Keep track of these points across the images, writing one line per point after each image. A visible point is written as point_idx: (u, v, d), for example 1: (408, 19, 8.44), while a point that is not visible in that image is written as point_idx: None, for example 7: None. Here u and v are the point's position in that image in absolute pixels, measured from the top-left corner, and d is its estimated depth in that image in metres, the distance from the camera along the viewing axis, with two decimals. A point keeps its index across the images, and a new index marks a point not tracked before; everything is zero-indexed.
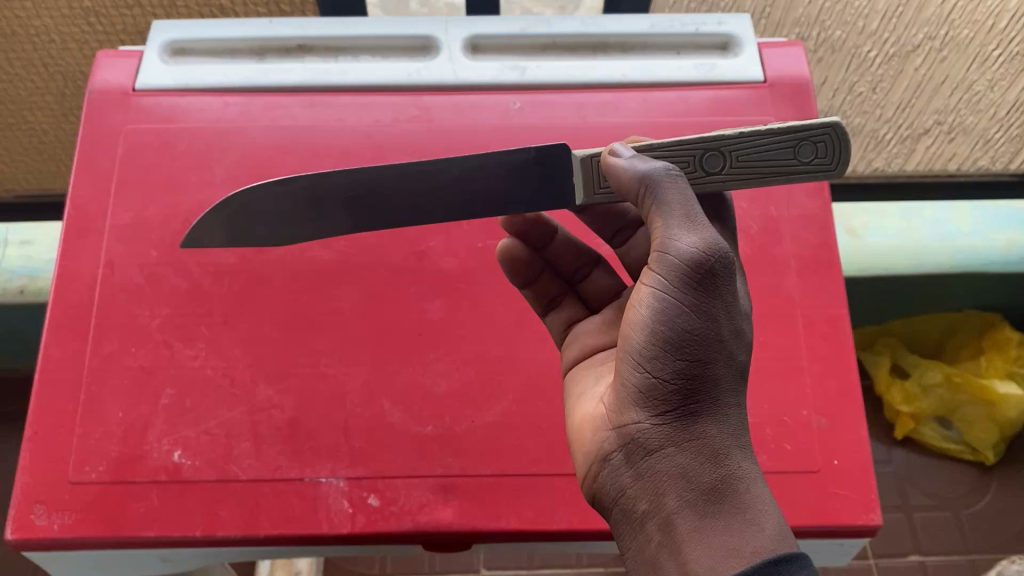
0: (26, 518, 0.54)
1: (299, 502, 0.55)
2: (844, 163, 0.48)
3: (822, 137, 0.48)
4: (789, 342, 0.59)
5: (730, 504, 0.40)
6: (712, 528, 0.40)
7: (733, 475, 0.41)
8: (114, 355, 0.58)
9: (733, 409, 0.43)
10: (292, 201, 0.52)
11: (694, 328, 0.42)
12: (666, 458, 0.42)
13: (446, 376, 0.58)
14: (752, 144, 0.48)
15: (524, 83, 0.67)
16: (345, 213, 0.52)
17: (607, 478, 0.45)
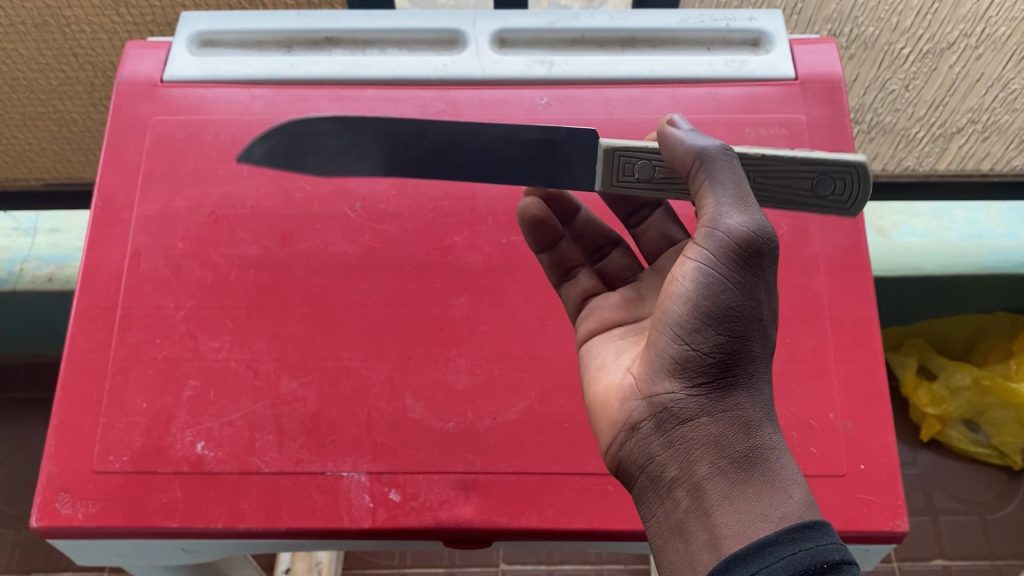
0: (50, 506, 0.54)
1: (321, 496, 0.55)
2: (859, 203, 0.50)
3: (843, 176, 0.49)
4: (816, 344, 0.58)
5: (762, 473, 0.40)
6: (743, 494, 0.39)
7: (764, 445, 0.41)
8: (140, 346, 0.58)
9: (764, 385, 0.43)
10: (349, 128, 0.50)
11: (736, 303, 0.42)
12: (698, 425, 0.41)
13: (469, 372, 0.58)
14: (777, 170, 0.49)
15: (552, 78, 0.66)
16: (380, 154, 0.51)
17: (631, 446, 0.44)
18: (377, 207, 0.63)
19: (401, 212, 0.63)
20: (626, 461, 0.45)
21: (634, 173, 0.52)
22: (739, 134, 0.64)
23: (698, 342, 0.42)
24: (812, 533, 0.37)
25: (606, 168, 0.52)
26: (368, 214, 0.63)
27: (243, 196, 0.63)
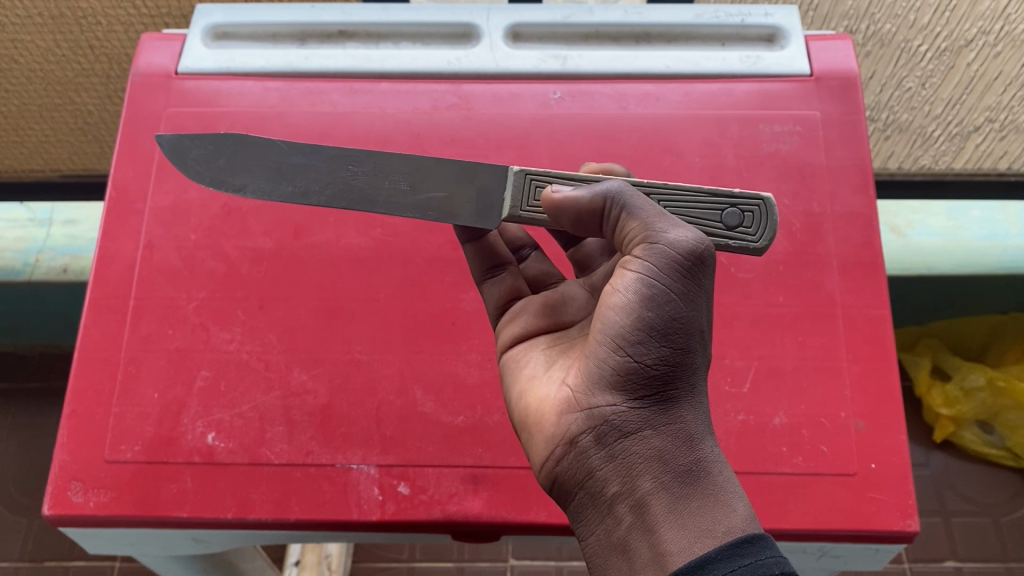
0: (62, 495, 0.55)
1: (330, 488, 0.55)
2: (767, 241, 0.47)
3: (753, 209, 0.47)
4: (828, 342, 0.58)
5: (704, 487, 0.39)
6: (687, 508, 0.39)
7: (704, 458, 0.40)
8: (152, 337, 0.59)
9: (703, 398, 0.43)
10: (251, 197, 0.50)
11: (680, 315, 0.41)
12: (641, 439, 0.41)
13: (478, 366, 0.58)
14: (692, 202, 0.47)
15: (565, 73, 0.66)
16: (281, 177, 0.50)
17: (567, 461, 0.43)
18: None
19: None
20: (563, 476, 0.43)
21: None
22: (753, 129, 0.64)
23: (639, 355, 0.41)
24: (752, 548, 0.36)
25: (514, 200, 0.49)
26: None
27: None
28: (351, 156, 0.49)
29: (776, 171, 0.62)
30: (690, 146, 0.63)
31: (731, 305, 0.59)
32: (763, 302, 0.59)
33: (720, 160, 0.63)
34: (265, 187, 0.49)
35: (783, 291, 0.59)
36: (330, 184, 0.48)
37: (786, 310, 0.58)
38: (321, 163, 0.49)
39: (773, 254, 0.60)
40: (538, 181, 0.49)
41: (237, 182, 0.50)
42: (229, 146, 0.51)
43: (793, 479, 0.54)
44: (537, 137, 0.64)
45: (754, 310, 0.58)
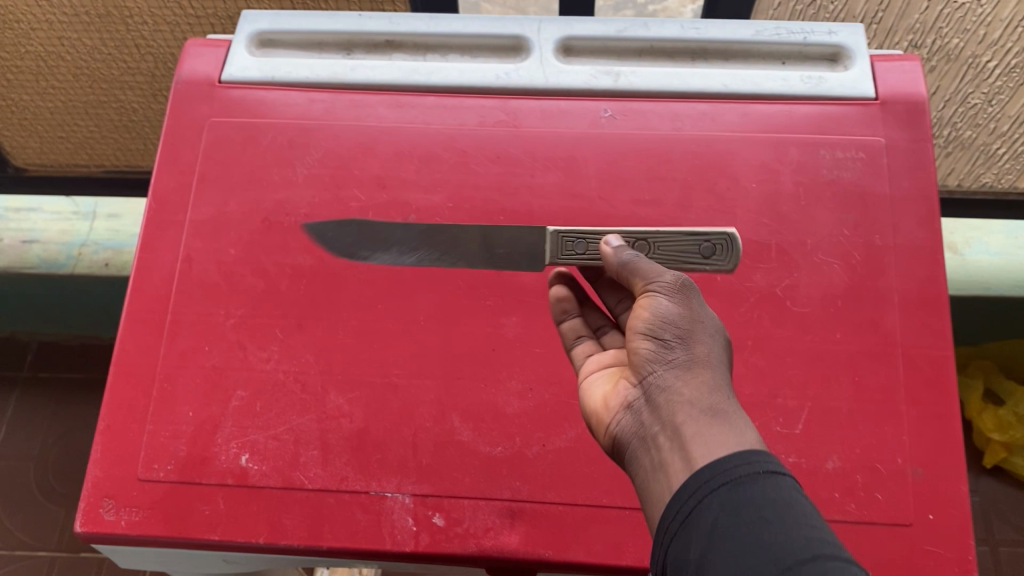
0: (94, 512, 0.54)
1: (363, 516, 0.54)
2: (735, 264, 0.54)
3: (722, 241, 0.54)
4: (887, 383, 0.55)
5: (720, 422, 0.42)
6: (706, 428, 0.42)
7: (723, 398, 0.44)
8: (188, 353, 0.58)
9: (723, 373, 0.46)
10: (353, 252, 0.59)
11: (674, 314, 0.46)
12: (668, 399, 0.44)
13: (519, 396, 0.56)
14: (672, 239, 0.54)
15: (617, 90, 0.64)
16: (394, 241, 0.59)
17: (615, 422, 0.47)
18: (431, 219, 0.60)
19: (454, 225, 0.60)
20: (614, 437, 0.47)
21: (580, 250, 0.56)
22: (812, 155, 0.61)
23: (657, 322, 0.46)
24: (750, 453, 0.40)
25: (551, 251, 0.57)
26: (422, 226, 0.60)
27: (297, 203, 0.61)
28: (438, 228, 0.59)
29: (836, 200, 0.59)
30: (746, 170, 0.60)
31: (785, 341, 0.56)
32: (820, 339, 0.56)
33: (777, 187, 0.60)
34: (385, 258, 0.59)
35: (840, 327, 0.56)
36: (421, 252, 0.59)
37: (843, 348, 0.56)
38: (413, 237, 0.59)
39: (831, 288, 0.57)
40: (569, 236, 0.56)
41: (366, 254, 0.59)
42: (353, 227, 0.59)
43: (845, 527, 0.52)
44: (587, 158, 0.61)
45: (809, 347, 0.56)
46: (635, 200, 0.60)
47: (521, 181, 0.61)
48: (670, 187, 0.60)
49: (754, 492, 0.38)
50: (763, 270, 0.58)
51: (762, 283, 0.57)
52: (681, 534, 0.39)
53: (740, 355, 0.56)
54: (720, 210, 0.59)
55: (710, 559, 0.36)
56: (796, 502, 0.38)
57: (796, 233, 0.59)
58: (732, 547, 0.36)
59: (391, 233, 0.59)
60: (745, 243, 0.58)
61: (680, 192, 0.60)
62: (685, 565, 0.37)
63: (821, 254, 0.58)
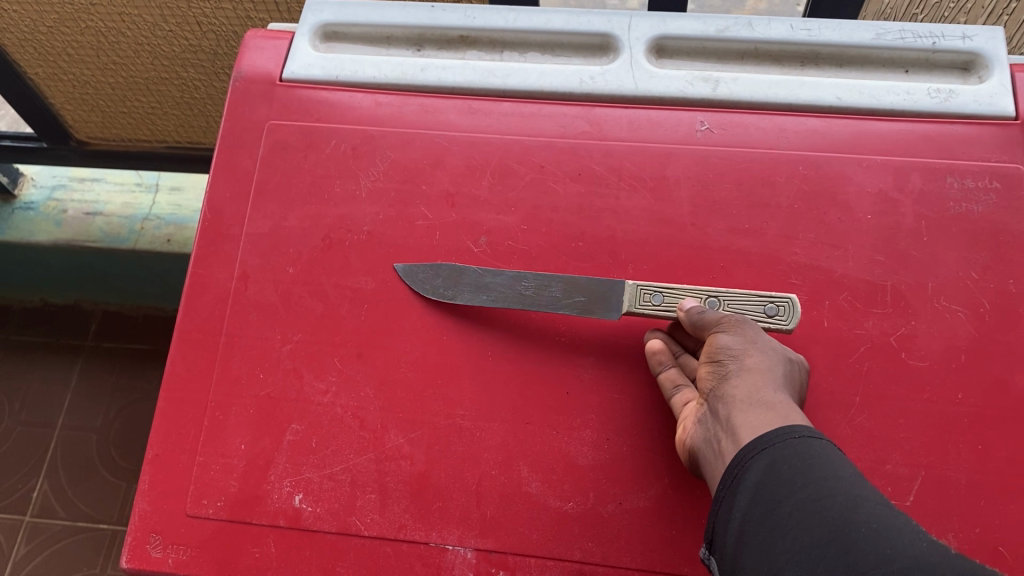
0: (141, 547, 0.51)
1: (422, 569, 0.50)
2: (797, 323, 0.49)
3: (787, 302, 0.49)
4: (1015, 454, 0.48)
5: (771, 420, 0.42)
6: (756, 419, 0.42)
7: (779, 394, 0.44)
8: (242, 380, 0.54)
9: (785, 382, 0.45)
10: (446, 289, 0.53)
11: (727, 337, 0.46)
12: (725, 409, 0.44)
13: (594, 447, 0.51)
14: (734, 297, 0.50)
15: (715, 100, 0.57)
16: (478, 282, 0.53)
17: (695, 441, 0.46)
18: (504, 243, 0.55)
19: (530, 251, 0.55)
20: (694, 451, 0.46)
21: (657, 302, 0.51)
22: (938, 183, 0.53)
23: (715, 348, 0.46)
24: (791, 433, 0.40)
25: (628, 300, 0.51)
26: (494, 250, 0.55)
27: (360, 219, 0.56)
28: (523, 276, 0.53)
29: (964, 238, 0.52)
30: (861, 198, 0.54)
31: (899, 399, 0.50)
32: (938, 399, 0.49)
33: (896, 220, 0.53)
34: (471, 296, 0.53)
35: (962, 386, 0.50)
36: (509, 297, 0.53)
37: (966, 411, 0.49)
38: (503, 281, 0.53)
39: (954, 340, 0.50)
40: (648, 287, 0.51)
41: (454, 292, 0.53)
42: (446, 268, 0.54)
43: None
44: (679, 178, 0.55)
45: (925, 408, 0.49)
46: (734, 228, 0.54)
47: (604, 202, 0.55)
48: (772, 214, 0.54)
49: (784, 448, 0.39)
50: (876, 316, 0.51)
51: (874, 330, 0.51)
52: (724, 502, 0.40)
53: (845, 413, 0.50)
54: (830, 244, 0.53)
55: (747, 512, 0.38)
56: (821, 447, 0.39)
57: (916, 274, 0.52)
58: (762, 497, 0.38)
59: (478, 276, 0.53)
60: (856, 284, 0.52)
61: (784, 222, 0.54)
62: (727, 524, 0.39)
63: (943, 300, 0.51)
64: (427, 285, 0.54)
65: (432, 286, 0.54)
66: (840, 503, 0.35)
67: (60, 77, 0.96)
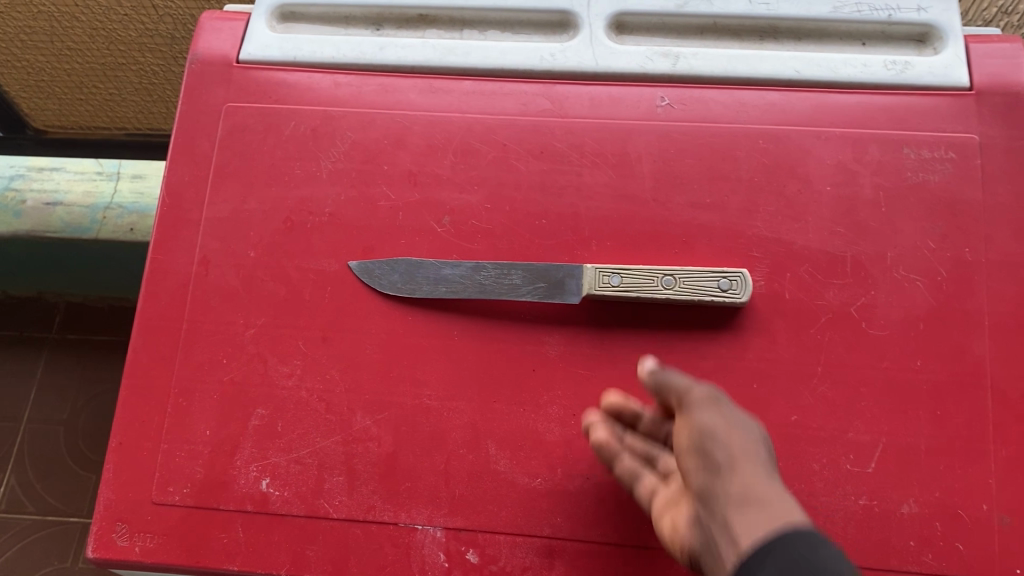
0: (108, 536, 0.51)
1: (392, 550, 0.50)
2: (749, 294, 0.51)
3: (739, 275, 0.51)
4: (973, 417, 0.49)
5: (722, 466, 0.39)
6: (714, 478, 0.40)
7: (734, 428, 0.41)
8: (205, 366, 0.54)
9: (735, 416, 0.42)
10: (405, 285, 0.53)
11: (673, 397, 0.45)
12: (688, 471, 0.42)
13: (561, 423, 0.51)
14: (688, 273, 0.51)
15: (676, 75, 0.57)
16: (436, 275, 0.53)
17: (674, 541, 0.44)
18: (468, 223, 0.55)
19: (494, 230, 0.55)
20: (677, 548, 0.45)
21: (615, 282, 0.52)
22: (895, 154, 0.54)
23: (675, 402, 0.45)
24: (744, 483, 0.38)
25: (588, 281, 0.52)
26: (458, 230, 0.55)
27: (321, 201, 0.56)
28: (482, 265, 0.53)
29: (921, 208, 0.53)
30: (820, 171, 0.54)
31: (859, 369, 0.50)
32: (898, 366, 0.50)
33: (855, 191, 0.54)
34: (431, 290, 0.53)
35: (921, 354, 0.50)
36: (469, 288, 0.53)
37: (926, 377, 0.50)
38: (461, 273, 0.53)
39: (912, 309, 0.51)
40: (606, 269, 0.52)
41: (413, 287, 0.53)
42: (403, 263, 0.53)
43: None
44: (640, 155, 0.55)
45: (885, 376, 0.50)
46: (695, 204, 0.54)
47: (567, 179, 0.55)
48: (733, 189, 0.54)
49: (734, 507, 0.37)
50: (837, 287, 0.52)
51: (835, 301, 0.52)
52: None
53: (807, 383, 0.50)
54: (790, 217, 0.53)
55: None
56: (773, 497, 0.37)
57: (874, 245, 0.52)
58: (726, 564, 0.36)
59: (436, 270, 0.53)
60: (816, 256, 0.52)
61: (744, 196, 0.54)
62: None
63: (902, 270, 0.52)
64: (386, 282, 0.53)
65: (390, 283, 0.53)
66: (789, 544, 0.33)
67: (13, 64, 0.95)
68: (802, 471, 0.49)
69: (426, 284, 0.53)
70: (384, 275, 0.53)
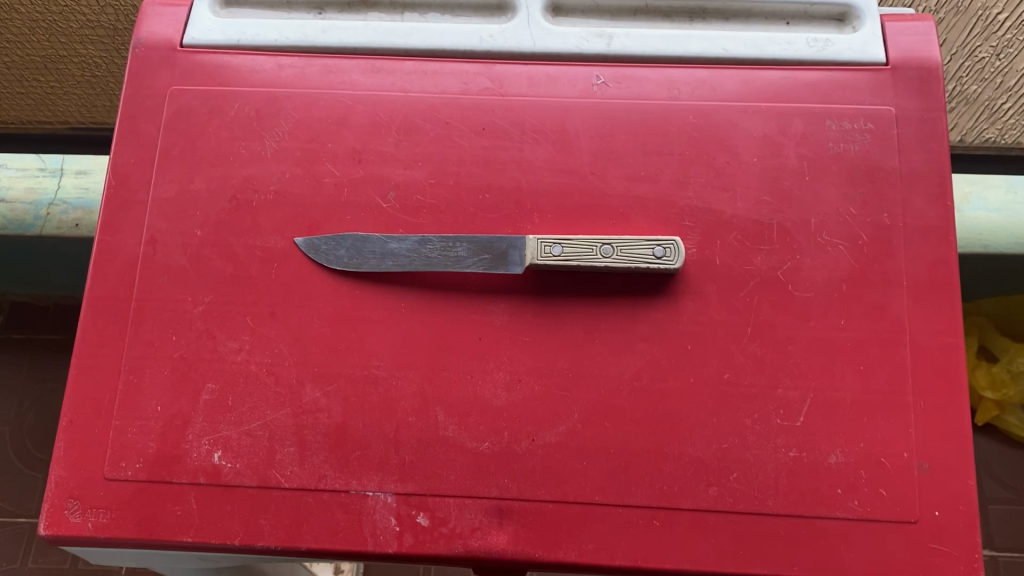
0: (60, 514, 0.52)
1: (344, 516, 0.51)
2: (683, 261, 0.53)
3: (673, 243, 0.53)
4: (893, 371, 0.52)
5: None
6: None
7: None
8: (155, 343, 0.54)
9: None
10: (353, 260, 0.54)
11: None
12: None
13: (506, 389, 0.53)
14: (625, 242, 0.54)
15: (610, 55, 0.59)
16: (383, 249, 0.54)
17: None
18: (412, 198, 0.56)
19: (438, 204, 0.56)
20: None
21: (556, 252, 0.53)
22: (818, 126, 0.57)
23: None
24: None
25: (529, 252, 0.54)
26: (403, 205, 0.56)
27: (267, 179, 0.57)
28: (427, 239, 0.55)
29: (843, 176, 0.56)
30: (747, 143, 0.57)
31: (787, 328, 0.53)
32: (823, 326, 0.53)
33: (780, 162, 0.56)
34: (379, 264, 0.54)
35: (845, 313, 0.53)
36: (414, 261, 0.54)
37: (849, 334, 0.53)
38: (407, 247, 0.54)
39: (837, 271, 0.54)
40: (547, 240, 0.54)
41: (361, 262, 0.54)
42: (349, 238, 0.55)
43: (847, 525, 0.50)
44: (578, 130, 0.57)
45: (812, 335, 0.53)
46: (631, 176, 0.56)
47: (507, 154, 0.57)
48: (666, 161, 0.56)
49: None
50: (765, 252, 0.54)
51: (764, 266, 0.54)
52: None
53: (739, 343, 0.53)
54: (721, 187, 0.56)
55: None
56: None
57: (800, 212, 0.55)
58: None
59: (383, 245, 0.54)
60: (746, 223, 0.55)
61: (677, 168, 0.56)
62: None
63: (826, 234, 0.55)
64: (334, 257, 0.54)
65: (338, 257, 0.54)
66: None
67: None
68: (735, 427, 0.52)
69: (374, 258, 0.54)
70: (332, 250, 0.55)
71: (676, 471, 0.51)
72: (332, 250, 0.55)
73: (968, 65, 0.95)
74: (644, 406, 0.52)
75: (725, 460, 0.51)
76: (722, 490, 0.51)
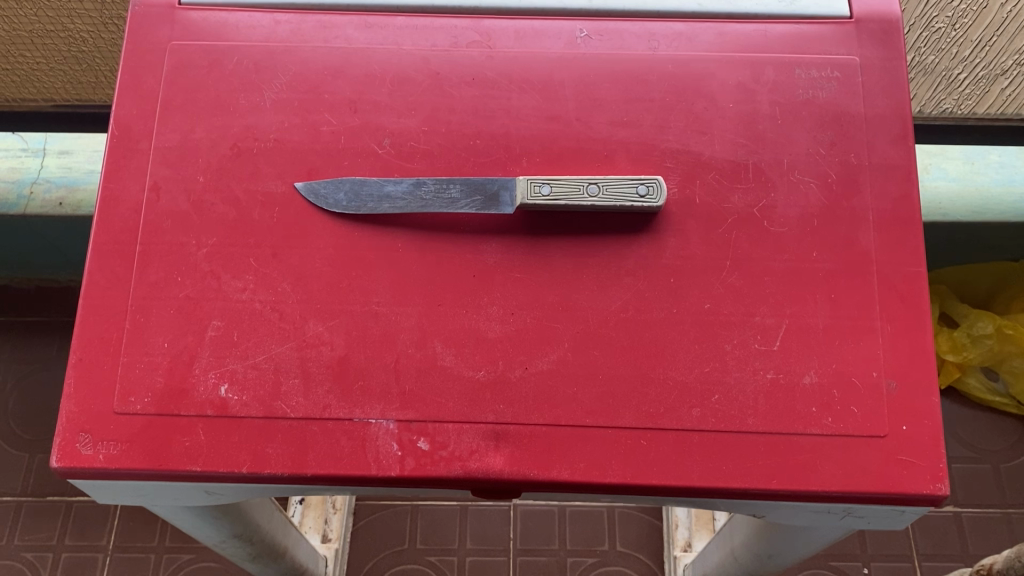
0: (71, 446, 0.53)
1: (347, 443, 0.54)
2: (664, 198, 0.56)
3: (655, 181, 0.57)
4: (862, 298, 0.56)
5: None
6: None
7: None
8: (161, 284, 0.57)
9: None
10: (353, 203, 0.57)
11: None
12: None
13: (501, 321, 0.56)
14: (610, 181, 0.57)
15: (592, 9, 0.62)
16: (380, 192, 0.57)
17: None
18: (407, 144, 0.59)
19: (431, 150, 0.59)
20: None
21: (545, 192, 0.57)
22: (788, 75, 0.61)
23: None
24: None
25: (520, 193, 0.57)
26: (398, 151, 0.59)
27: (266, 128, 0.59)
28: (422, 182, 0.57)
29: (812, 120, 0.59)
30: (723, 90, 0.60)
31: (763, 261, 0.57)
32: (796, 258, 0.57)
33: (754, 107, 0.60)
34: (377, 207, 0.57)
35: (816, 246, 0.57)
36: (411, 203, 0.57)
37: (820, 265, 0.57)
38: (403, 190, 0.57)
39: (808, 207, 0.58)
40: (536, 181, 0.57)
41: (360, 205, 0.57)
42: (347, 182, 0.57)
43: (823, 440, 0.53)
44: (564, 80, 0.60)
45: (786, 267, 0.57)
46: (614, 122, 0.60)
47: (497, 103, 0.60)
48: (647, 108, 0.60)
49: None
50: (741, 191, 0.58)
51: (740, 203, 0.58)
52: None
53: (718, 275, 0.56)
54: (699, 131, 0.59)
55: None
56: None
57: (772, 153, 0.59)
58: None
59: (380, 188, 0.57)
60: (723, 164, 0.59)
61: (657, 114, 0.60)
62: None
63: (797, 174, 0.58)
64: (334, 200, 0.57)
65: (338, 200, 0.57)
66: None
67: None
68: (716, 353, 0.55)
69: (373, 201, 0.57)
70: (332, 193, 0.57)
71: (662, 394, 0.54)
72: (332, 193, 0.57)
73: (926, 36, 1.01)
74: (631, 334, 0.56)
75: (707, 382, 0.55)
76: (705, 411, 0.54)
